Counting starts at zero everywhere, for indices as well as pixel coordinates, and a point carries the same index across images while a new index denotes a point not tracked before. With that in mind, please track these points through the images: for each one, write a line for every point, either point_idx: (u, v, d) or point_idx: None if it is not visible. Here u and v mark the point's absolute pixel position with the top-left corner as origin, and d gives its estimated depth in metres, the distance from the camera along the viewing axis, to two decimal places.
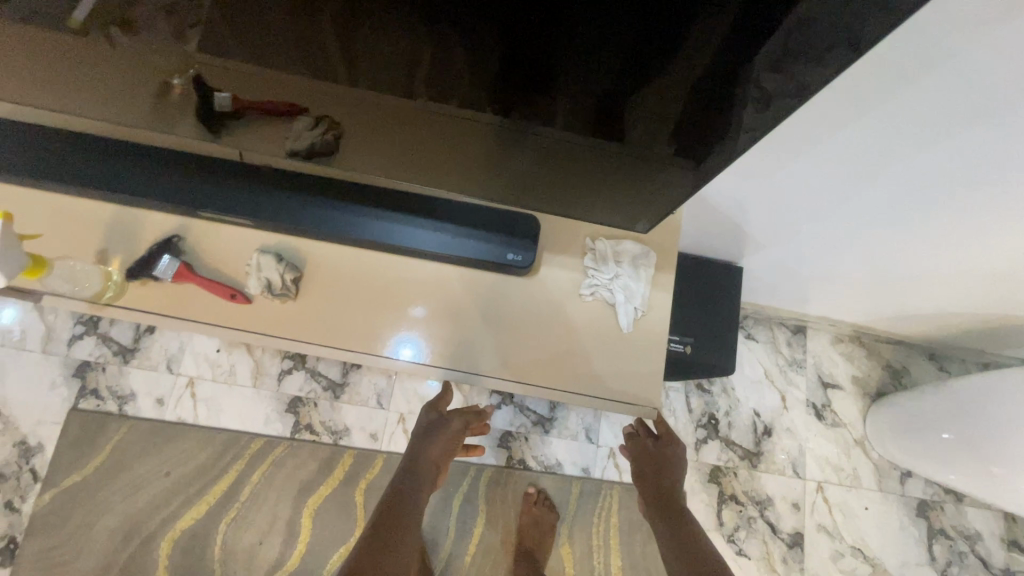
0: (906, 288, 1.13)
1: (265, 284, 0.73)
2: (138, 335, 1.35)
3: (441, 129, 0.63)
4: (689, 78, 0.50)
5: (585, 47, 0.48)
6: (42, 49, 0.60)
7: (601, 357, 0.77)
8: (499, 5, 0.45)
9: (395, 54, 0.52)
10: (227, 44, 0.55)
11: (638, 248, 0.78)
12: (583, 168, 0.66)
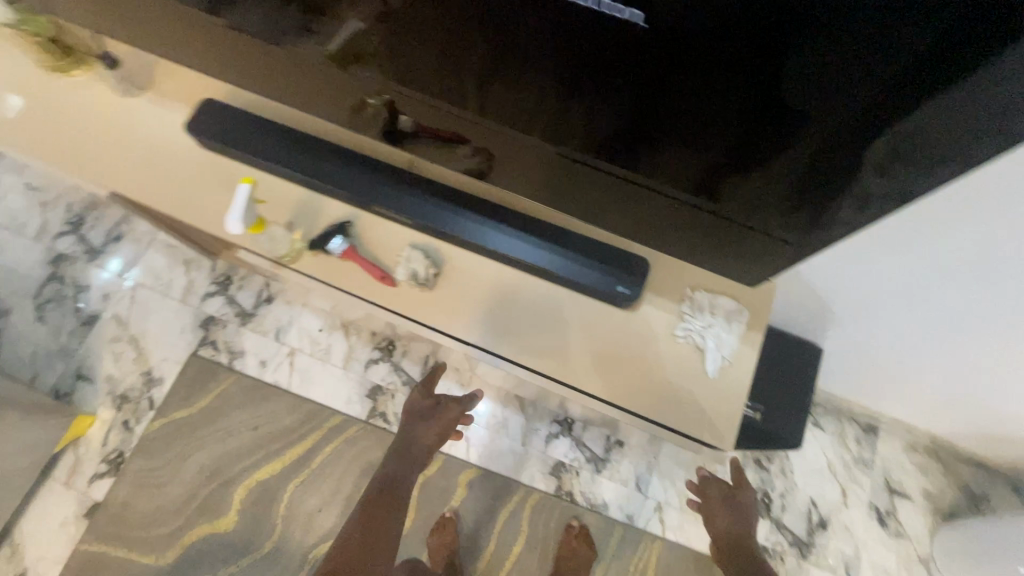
0: (996, 407, 1.11)
1: (411, 273, 0.84)
2: (258, 302, 1.54)
3: (559, 167, 0.74)
4: (795, 166, 0.57)
5: (705, 126, 0.57)
6: (294, 61, 0.79)
7: (694, 401, 0.79)
8: (640, 83, 0.55)
9: (545, 105, 0.64)
10: (421, 78, 0.70)
11: (734, 306, 0.81)
12: (686, 225, 0.74)
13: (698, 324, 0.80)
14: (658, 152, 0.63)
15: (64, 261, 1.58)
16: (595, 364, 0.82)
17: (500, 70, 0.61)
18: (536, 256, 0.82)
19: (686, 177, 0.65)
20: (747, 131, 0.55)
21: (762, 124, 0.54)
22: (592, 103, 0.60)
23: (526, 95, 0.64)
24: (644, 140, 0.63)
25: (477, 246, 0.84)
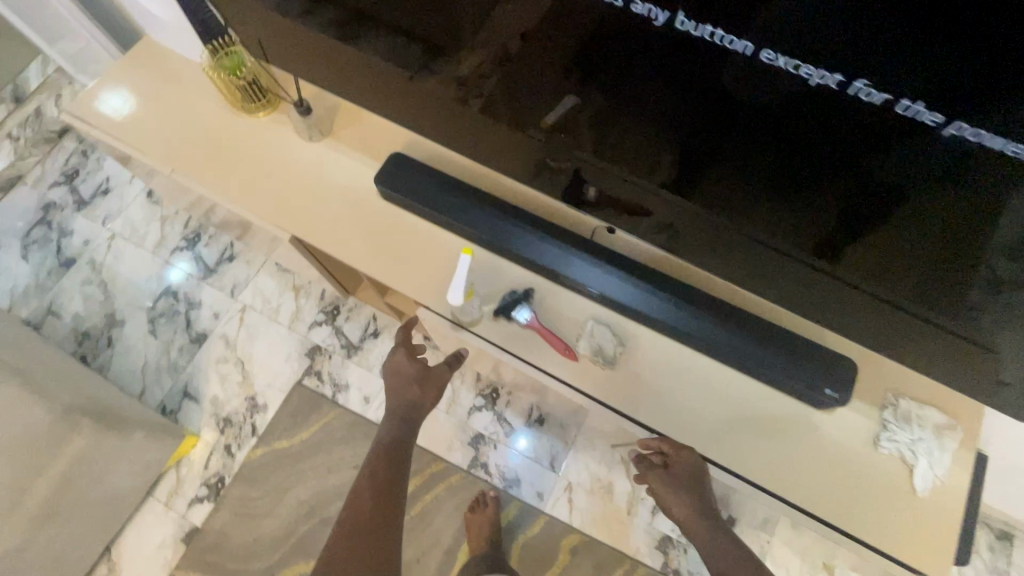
0: None
1: (596, 349, 0.82)
2: (364, 335, 1.54)
3: (671, 210, 0.79)
4: (911, 234, 0.61)
5: (823, 185, 0.62)
6: (481, 126, 0.85)
7: (898, 517, 0.74)
8: (762, 135, 0.61)
9: (663, 147, 0.70)
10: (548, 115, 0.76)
11: (944, 418, 0.76)
12: (801, 287, 0.77)
13: (905, 436, 0.75)
14: (778, 204, 0.68)
15: (180, 276, 1.61)
16: (786, 465, 0.78)
17: (613, 113, 0.70)
18: (732, 345, 0.79)
19: (795, 228, 0.69)
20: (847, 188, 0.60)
21: (886, 187, 0.58)
22: (715, 150, 0.66)
23: (650, 139, 0.70)
24: (750, 188, 0.68)
25: (674, 333, 0.82)
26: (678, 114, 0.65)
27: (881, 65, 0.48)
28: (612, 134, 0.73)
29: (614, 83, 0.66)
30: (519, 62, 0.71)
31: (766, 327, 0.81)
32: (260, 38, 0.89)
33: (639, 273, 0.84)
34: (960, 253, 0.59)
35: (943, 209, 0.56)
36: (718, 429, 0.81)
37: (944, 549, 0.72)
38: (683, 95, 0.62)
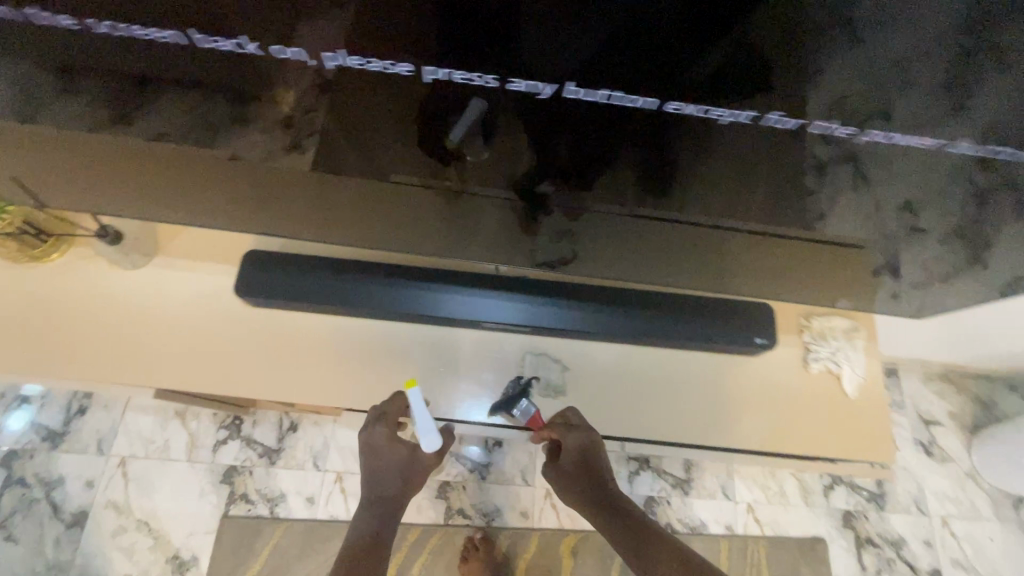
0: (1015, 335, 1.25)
1: (541, 382, 0.81)
2: (282, 435, 1.37)
3: (514, 212, 0.73)
4: (734, 161, 0.61)
5: (642, 141, 0.60)
6: (340, 191, 0.71)
7: (840, 422, 0.82)
8: (562, 116, 0.58)
9: (480, 158, 0.64)
10: (339, 160, 0.65)
11: (847, 324, 0.85)
12: (661, 244, 0.76)
13: (826, 352, 0.83)
14: (647, 181, 0.65)
15: (21, 459, 1.29)
16: (744, 417, 0.82)
17: (412, 140, 0.62)
18: (667, 331, 0.81)
19: (637, 192, 0.67)
20: (663, 137, 0.59)
21: (690, 127, 0.58)
22: (527, 142, 0.61)
23: (476, 154, 0.63)
24: (581, 167, 0.65)
25: (614, 338, 0.83)
26: (543, 127, 0.59)
27: (769, 61, 0.50)
28: (465, 165, 0.65)
29: (454, 108, 0.57)
30: (345, 92, 0.56)
31: (680, 302, 0.83)
32: (16, 176, 0.69)
33: (553, 292, 0.83)
34: (790, 159, 0.60)
35: (748, 125, 0.57)
36: (677, 411, 0.82)
37: (881, 433, 0.82)
38: (469, 101, 0.56)
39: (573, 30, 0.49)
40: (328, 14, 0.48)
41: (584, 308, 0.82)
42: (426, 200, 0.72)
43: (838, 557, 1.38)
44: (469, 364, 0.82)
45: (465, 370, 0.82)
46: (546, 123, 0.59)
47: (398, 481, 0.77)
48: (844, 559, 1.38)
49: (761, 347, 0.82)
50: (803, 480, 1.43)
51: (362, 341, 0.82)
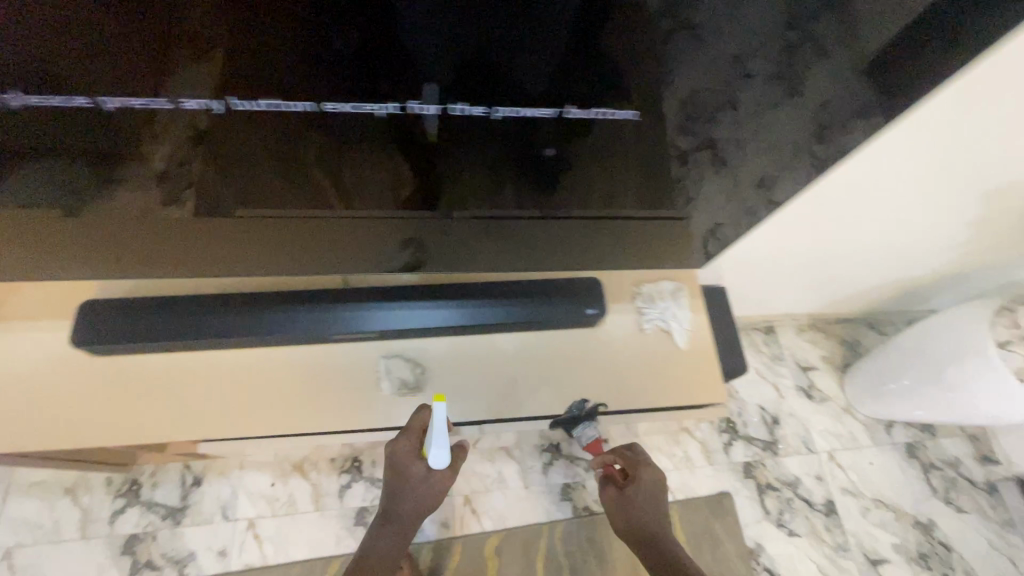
0: (853, 278, 1.40)
1: (396, 383, 0.85)
2: (185, 492, 1.33)
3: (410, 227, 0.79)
4: (598, 161, 0.70)
5: (522, 155, 0.67)
6: (214, 229, 0.75)
7: (675, 373, 0.92)
8: (449, 139, 0.64)
9: (369, 182, 0.70)
10: (222, 197, 0.69)
11: (672, 285, 0.95)
12: (531, 240, 0.84)
13: (658, 312, 0.93)
14: (529, 187, 0.73)
15: None
16: (592, 384, 0.90)
17: (299, 172, 0.67)
18: (512, 316, 0.88)
19: (519, 197, 0.74)
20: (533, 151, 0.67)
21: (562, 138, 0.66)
22: (417, 164, 0.67)
23: (366, 180, 0.69)
24: (471, 182, 0.71)
25: (463, 330, 0.88)
26: (398, 146, 0.64)
27: (626, 75, 0.58)
28: (335, 187, 0.70)
29: (342, 141, 0.63)
30: (223, 138, 0.61)
31: (518, 287, 0.90)
32: None
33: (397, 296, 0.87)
34: (654, 148, 0.70)
35: (610, 130, 0.65)
36: (527, 389, 0.89)
37: (711, 377, 0.92)
38: (358, 134, 0.62)
39: (452, 69, 0.54)
40: (192, 68, 0.52)
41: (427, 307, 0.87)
42: (286, 227, 0.77)
43: (744, 506, 1.48)
44: (327, 378, 0.86)
45: (322, 384, 0.85)
46: (415, 148, 0.65)
47: (420, 493, 0.85)
48: (750, 507, 1.48)
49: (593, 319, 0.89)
50: (704, 441, 1.54)
51: (217, 372, 0.84)
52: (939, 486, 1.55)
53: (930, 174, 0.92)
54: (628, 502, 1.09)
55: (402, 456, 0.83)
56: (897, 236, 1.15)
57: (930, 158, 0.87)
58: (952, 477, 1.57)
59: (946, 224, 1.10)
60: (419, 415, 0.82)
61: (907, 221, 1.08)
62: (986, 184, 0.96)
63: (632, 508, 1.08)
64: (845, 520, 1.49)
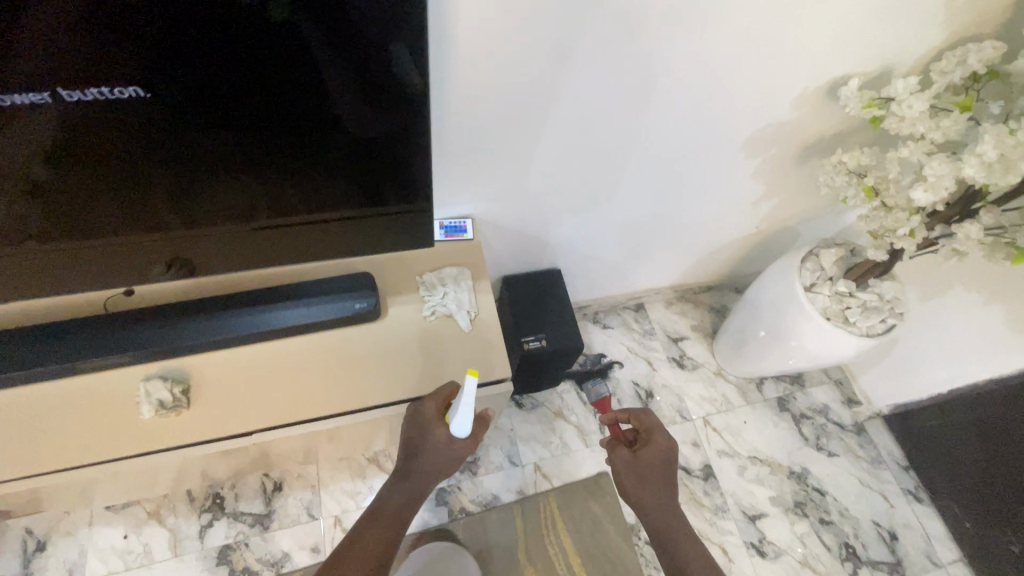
0: (693, 242, 1.43)
1: (157, 404, 0.81)
2: (27, 559, 1.25)
3: (270, 237, 0.82)
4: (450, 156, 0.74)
5: (371, 155, 0.72)
6: (59, 268, 0.78)
7: (462, 356, 0.93)
8: (288, 147, 0.68)
9: (221, 199, 0.74)
10: (73, 231, 0.73)
11: (455, 270, 0.97)
12: (330, 240, 0.86)
13: (443, 298, 0.94)
14: (382, 186, 0.77)
15: None
16: (377, 379, 0.90)
17: (147, 197, 0.71)
18: (275, 321, 0.88)
19: (374, 193, 0.78)
20: (372, 150, 0.71)
21: (403, 137, 0.70)
22: (263, 175, 0.71)
23: (219, 196, 0.73)
24: (321, 186, 0.75)
25: (227, 338, 0.86)
26: (221, 159, 0.68)
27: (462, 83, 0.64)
28: (183, 208, 0.74)
29: (180, 162, 0.67)
30: (59, 182, 0.65)
31: (287, 292, 0.90)
32: None
33: (159, 317, 0.86)
34: None
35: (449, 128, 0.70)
36: (308, 392, 0.88)
37: (498, 355, 0.94)
38: (196, 151, 0.66)
39: (283, 77, 0.59)
40: (14, 121, 0.57)
41: (190, 326, 0.86)
42: (119, 252, 0.79)
43: None
44: (87, 408, 0.82)
45: (81, 415, 0.81)
46: (258, 160, 0.69)
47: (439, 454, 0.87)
48: None
49: (367, 312, 0.89)
50: (579, 425, 1.54)
51: None
52: (809, 435, 1.60)
53: (622, 116, 0.93)
54: (636, 464, 1.09)
55: (426, 416, 0.87)
56: (644, 194, 1.16)
57: (609, 99, 0.89)
58: (822, 424, 1.62)
59: (684, 176, 1.13)
60: (446, 384, 0.90)
61: (639, 174, 1.10)
62: (687, 123, 0.98)
63: (642, 470, 1.07)
64: (724, 481, 1.52)
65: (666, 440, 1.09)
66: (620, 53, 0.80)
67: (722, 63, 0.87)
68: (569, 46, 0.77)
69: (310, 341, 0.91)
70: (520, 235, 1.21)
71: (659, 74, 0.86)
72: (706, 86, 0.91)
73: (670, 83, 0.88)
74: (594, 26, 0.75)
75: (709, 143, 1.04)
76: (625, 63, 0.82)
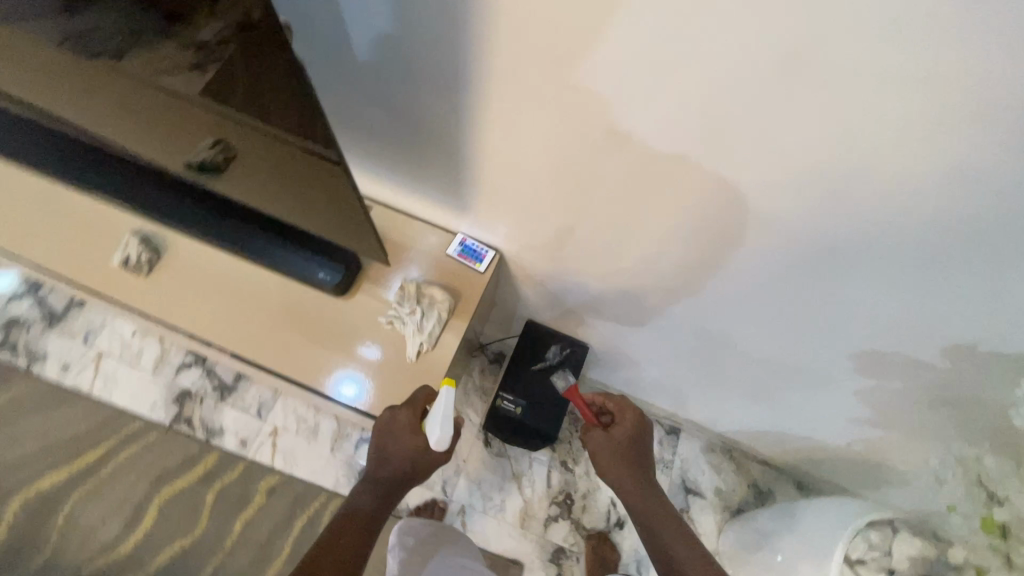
0: (769, 408, 1.11)
1: (124, 258, 0.87)
2: (69, 305, 1.48)
3: (345, 186, 0.67)
4: None
5: None
6: (133, 102, 0.68)
7: (387, 380, 0.85)
8: None
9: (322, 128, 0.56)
10: (159, 75, 0.59)
11: (439, 296, 0.86)
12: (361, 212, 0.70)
13: (411, 314, 0.85)
14: None
15: None
16: (302, 351, 0.87)
17: (245, 80, 0.55)
18: (246, 243, 0.86)
19: None
20: None
21: None
22: None
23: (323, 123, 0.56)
24: None
25: (204, 238, 0.88)
26: None
27: None
28: (279, 114, 0.58)
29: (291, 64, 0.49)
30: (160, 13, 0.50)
31: (274, 226, 0.87)
32: None
33: (165, 185, 0.88)
34: None
35: None
36: (241, 324, 0.88)
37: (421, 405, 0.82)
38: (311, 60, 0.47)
39: None
40: None
41: (179, 209, 0.86)
42: (193, 118, 0.67)
43: None
44: (91, 231, 0.91)
45: (83, 233, 0.90)
46: None
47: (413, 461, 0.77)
48: None
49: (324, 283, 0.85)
50: (527, 501, 1.38)
51: (16, 186, 0.92)
52: None
53: (687, 237, 0.76)
54: (605, 446, 0.90)
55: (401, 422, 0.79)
56: (699, 323, 0.95)
57: (673, 213, 0.72)
58: None
59: (757, 330, 0.89)
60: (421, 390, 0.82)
61: (697, 303, 0.90)
62: (767, 283, 0.77)
63: (616, 452, 0.89)
64: None
65: (634, 417, 0.92)
66: (697, 175, 0.64)
67: (827, 242, 0.66)
68: (633, 141, 0.63)
69: (274, 279, 0.90)
70: (547, 289, 1.07)
71: (743, 218, 0.68)
72: (802, 255, 0.69)
73: (754, 233, 0.69)
74: (670, 136, 0.60)
75: (796, 315, 0.80)
76: (701, 187, 0.66)
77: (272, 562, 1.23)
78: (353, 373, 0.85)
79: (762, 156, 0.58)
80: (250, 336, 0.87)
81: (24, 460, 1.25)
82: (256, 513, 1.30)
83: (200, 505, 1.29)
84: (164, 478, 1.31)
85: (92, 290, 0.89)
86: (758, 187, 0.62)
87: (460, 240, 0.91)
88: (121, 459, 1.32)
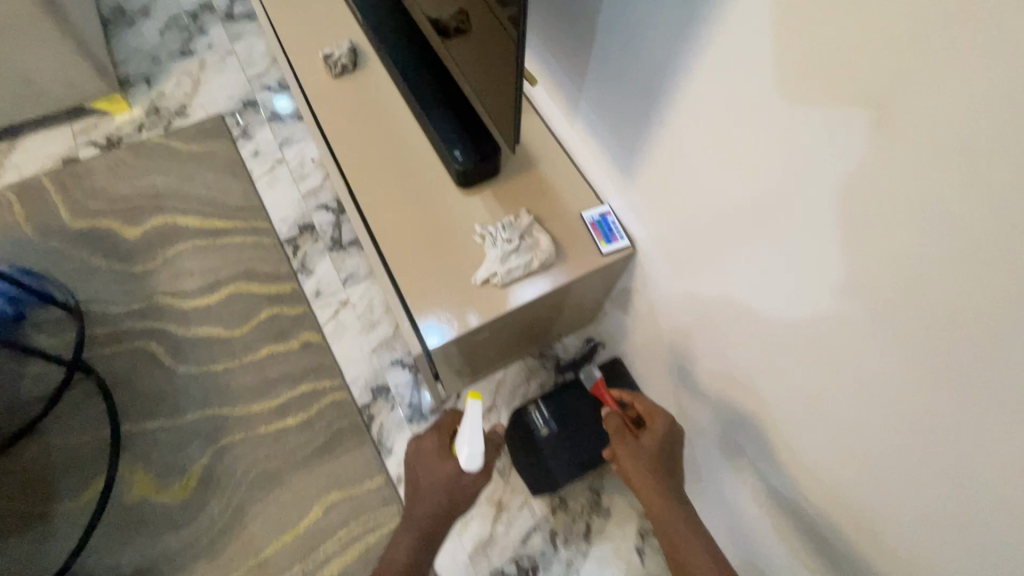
0: None
1: (329, 56, 0.92)
2: (292, 114, 1.71)
3: (514, 51, 0.57)
4: None
5: None
6: None
7: (435, 283, 0.73)
8: None
9: None
10: None
11: (545, 246, 0.73)
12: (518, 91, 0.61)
13: (505, 240, 0.72)
14: None
15: (207, 11, 1.90)
16: (389, 208, 0.80)
17: None
18: (417, 92, 0.83)
19: None
20: None
21: None
22: None
23: None
24: None
25: (392, 72, 0.88)
26: None
27: None
28: None
29: None
30: None
31: (450, 93, 0.83)
32: None
33: (395, 16, 0.90)
34: None
35: None
36: (365, 158, 0.85)
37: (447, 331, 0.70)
38: None
39: None
40: None
41: (391, 41, 0.88)
42: None
43: None
44: (326, 31, 0.98)
45: (320, 30, 0.98)
46: None
47: (433, 490, 0.82)
48: None
49: (453, 161, 0.77)
50: (491, 538, 1.18)
51: None
52: None
53: (801, 363, 0.62)
54: (638, 451, 0.81)
55: (426, 450, 0.85)
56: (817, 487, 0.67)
57: (848, 307, 0.53)
58: None
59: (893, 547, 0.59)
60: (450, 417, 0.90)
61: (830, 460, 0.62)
62: (861, 476, 0.60)
63: (650, 460, 0.80)
64: None
65: (667, 426, 0.83)
66: (853, 294, 0.52)
67: None
68: (807, 214, 0.53)
69: (417, 141, 0.86)
70: (665, 324, 0.89)
71: (872, 378, 0.53)
72: (1002, 485, 0.44)
73: (873, 405, 0.54)
74: (854, 226, 0.49)
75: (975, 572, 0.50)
76: (847, 312, 0.53)
77: (263, 398, 1.30)
78: (435, 292, 0.73)
79: (942, 315, 0.44)
80: (363, 171, 0.83)
81: (194, 200, 1.53)
82: (282, 352, 1.35)
83: (254, 314, 1.39)
84: (249, 275, 1.44)
85: (293, 71, 0.96)
86: (913, 352, 0.48)
87: (603, 211, 0.76)
88: (236, 239, 1.49)
